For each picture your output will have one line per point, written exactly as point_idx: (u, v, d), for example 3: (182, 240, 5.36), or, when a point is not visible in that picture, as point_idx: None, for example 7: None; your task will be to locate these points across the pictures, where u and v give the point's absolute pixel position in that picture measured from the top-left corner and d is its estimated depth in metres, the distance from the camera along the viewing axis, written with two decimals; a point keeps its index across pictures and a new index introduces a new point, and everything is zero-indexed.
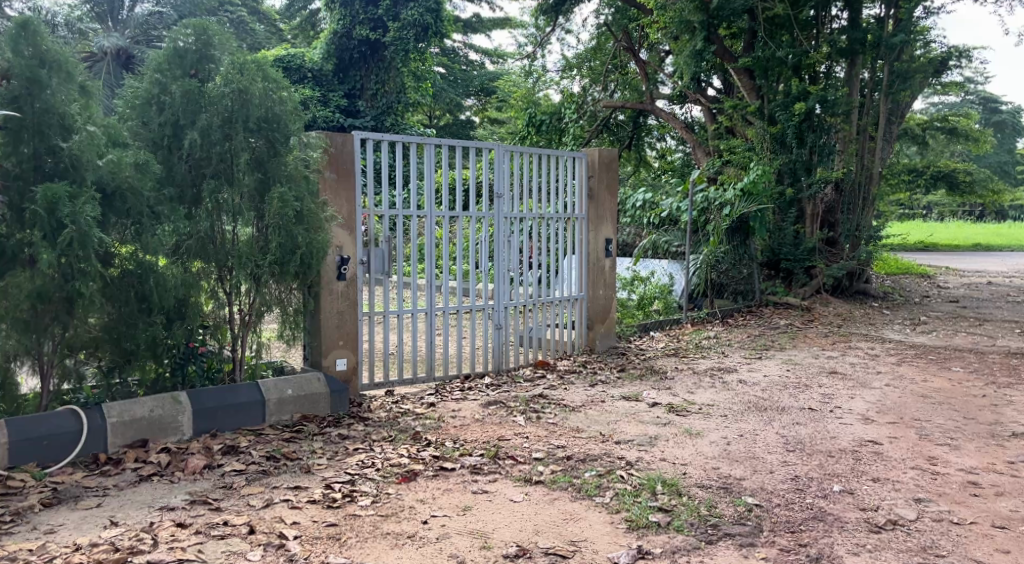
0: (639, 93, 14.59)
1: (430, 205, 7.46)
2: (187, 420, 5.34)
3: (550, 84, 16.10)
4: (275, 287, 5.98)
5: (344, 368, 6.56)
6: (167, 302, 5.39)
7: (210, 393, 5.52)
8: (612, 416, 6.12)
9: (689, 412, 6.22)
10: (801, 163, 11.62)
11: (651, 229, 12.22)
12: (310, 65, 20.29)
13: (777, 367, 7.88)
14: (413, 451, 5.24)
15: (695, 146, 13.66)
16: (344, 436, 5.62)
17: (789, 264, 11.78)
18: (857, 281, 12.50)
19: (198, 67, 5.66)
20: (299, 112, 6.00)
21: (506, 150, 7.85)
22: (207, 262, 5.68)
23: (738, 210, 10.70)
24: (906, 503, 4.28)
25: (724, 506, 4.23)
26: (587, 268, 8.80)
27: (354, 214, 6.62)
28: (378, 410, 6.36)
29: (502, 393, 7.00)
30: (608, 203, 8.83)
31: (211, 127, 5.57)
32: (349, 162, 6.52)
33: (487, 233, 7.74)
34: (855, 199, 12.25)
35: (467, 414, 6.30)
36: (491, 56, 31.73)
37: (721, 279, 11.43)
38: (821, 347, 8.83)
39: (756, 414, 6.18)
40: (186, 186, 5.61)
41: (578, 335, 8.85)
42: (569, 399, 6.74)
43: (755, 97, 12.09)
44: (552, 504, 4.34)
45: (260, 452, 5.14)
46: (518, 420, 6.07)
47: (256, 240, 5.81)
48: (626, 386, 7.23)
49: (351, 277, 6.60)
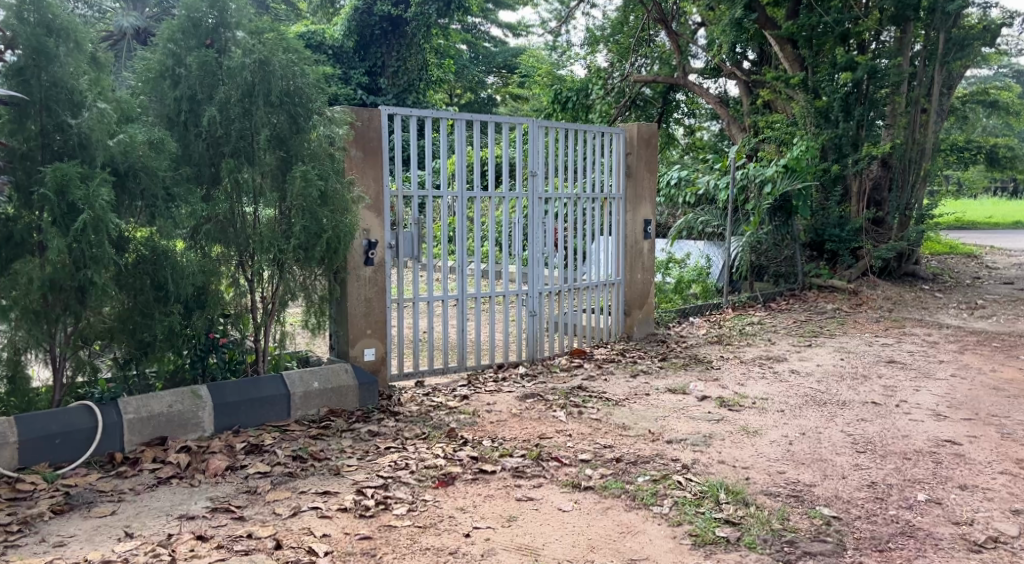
0: (671, 67, 14.04)
1: (462, 184, 7.03)
2: (208, 416, 4.99)
3: (576, 60, 15.60)
4: (300, 273, 5.59)
5: (372, 358, 6.22)
6: (186, 290, 5.01)
7: (232, 386, 5.17)
8: (660, 411, 5.71)
9: (742, 407, 5.79)
10: (847, 139, 11.01)
11: (687, 209, 11.82)
12: (331, 42, 19.66)
13: (830, 356, 7.42)
14: (449, 451, 4.84)
15: (729, 122, 13.12)
16: (374, 433, 5.25)
17: (834, 246, 11.24)
18: (906, 262, 11.93)
19: (214, 36, 5.22)
20: (322, 86, 5.58)
21: (539, 126, 7.42)
22: (228, 247, 5.30)
23: (780, 187, 10.24)
24: (1003, 516, 3.91)
25: (798, 518, 3.85)
26: (625, 250, 8.35)
27: (382, 194, 6.24)
28: (410, 404, 5.97)
29: (539, 384, 6.60)
30: (647, 181, 8.36)
31: (230, 102, 5.17)
32: (377, 140, 6.13)
33: (520, 214, 7.32)
34: (905, 176, 11.64)
35: (504, 407, 5.90)
36: (514, 30, 31.10)
37: (761, 261, 10.96)
38: (874, 334, 8.34)
39: (816, 409, 5.74)
40: (204, 164, 5.22)
41: (615, 322, 8.40)
42: (612, 392, 6.33)
43: (798, 69, 11.57)
44: (605, 514, 3.94)
45: (286, 452, 4.77)
46: (558, 415, 5.67)
47: (278, 222, 5.42)
48: (671, 377, 6.80)
49: (379, 261, 6.24)
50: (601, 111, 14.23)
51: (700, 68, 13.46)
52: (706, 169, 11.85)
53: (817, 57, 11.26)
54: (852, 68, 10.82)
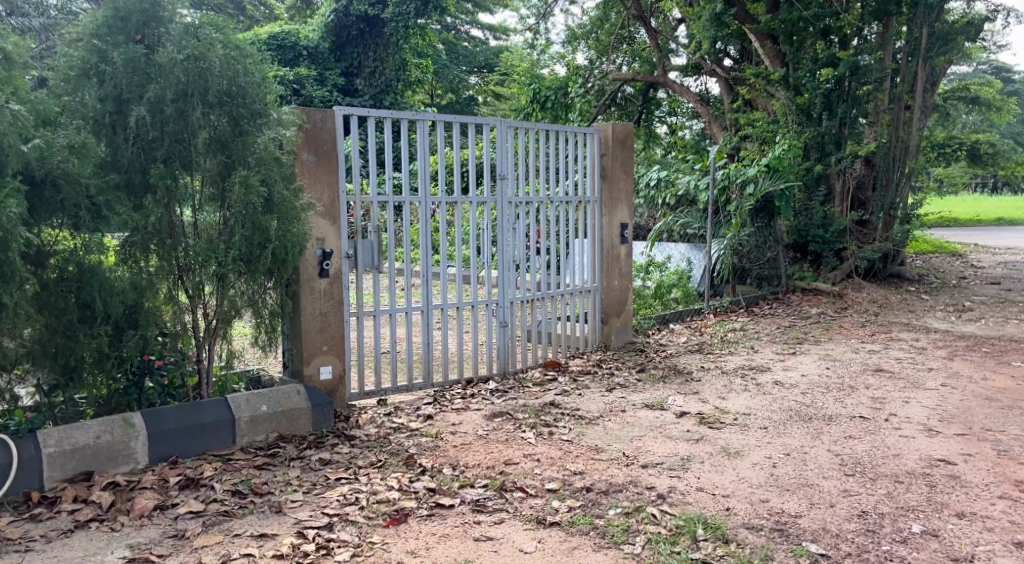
0: (650, 64, 13.73)
1: (426, 189, 6.59)
2: (142, 446, 4.58)
3: (556, 59, 15.27)
4: (245, 287, 5.18)
5: (329, 377, 5.81)
6: (114, 310, 4.62)
7: (170, 413, 4.76)
8: (635, 431, 5.34)
9: (723, 424, 5.43)
10: (830, 136, 10.74)
11: (667, 211, 11.52)
12: (306, 42, 19.26)
13: (815, 365, 7.06)
14: (405, 482, 4.45)
15: (710, 121, 12.78)
16: (326, 462, 4.85)
17: (818, 247, 10.94)
18: (892, 263, 11.63)
19: (144, 31, 4.79)
20: (267, 84, 5.18)
21: (508, 126, 7.01)
22: (166, 261, 4.89)
23: (762, 186, 10.02)
24: (1006, 550, 3.57)
25: (782, 558, 3.50)
26: (601, 254, 7.95)
27: (337, 201, 5.82)
28: (368, 426, 5.56)
29: (509, 401, 6.21)
30: (624, 183, 7.97)
31: (163, 102, 4.75)
32: (330, 143, 5.73)
33: (489, 219, 6.91)
34: (889, 174, 11.32)
35: (469, 428, 5.51)
36: (495, 32, 30.67)
37: (743, 263, 10.58)
38: (860, 340, 8.00)
39: (801, 425, 5.38)
40: (134, 172, 4.80)
41: (591, 330, 8.00)
42: (586, 408, 5.93)
43: (779, 65, 11.34)
44: (570, 556, 3.57)
45: (225, 486, 4.38)
46: (527, 437, 5.28)
47: (220, 233, 5.03)
48: (649, 391, 6.42)
49: (335, 273, 5.83)
50: (580, 110, 13.85)
51: (680, 65, 13.12)
52: (686, 169, 11.51)
53: (799, 53, 10.84)
54: (834, 64, 10.60)
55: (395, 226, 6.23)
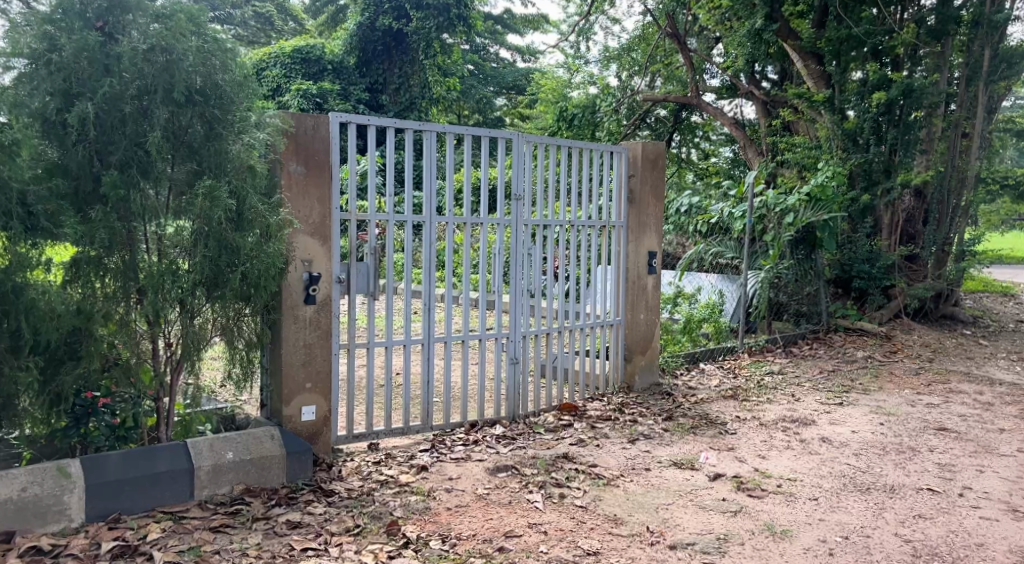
0: (683, 84, 12.98)
1: (433, 209, 5.81)
2: (76, 501, 3.94)
3: (587, 79, 14.67)
4: (214, 315, 4.53)
5: (311, 418, 5.08)
6: (47, 338, 3.98)
7: (116, 460, 4.12)
8: (661, 497, 4.56)
9: (764, 491, 4.63)
10: (878, 164, 9.90)
11: (698, 238, 10.78)
12: (331, 57, 18.72)
13: (867, 418, 6.21)
14: (383, 558, 3.76)
15: (745, 145, 12.01)
16: (294, 524, 4.14)
17: (864, 283, 10.09)
18: (945, 303, 10.73)
19: (107, 18, 4.15)
20: (250, 84, 4.54)
21: (527, 141, 6.26)
22: (119, 282, 4.23)
23: (803, 216, 9.26)
24: None
25: None
26: (625, 285, 7.17)
27: (328, 218, 5.12)
28: (352, 478, 4.83)
29: (517, 451, 5.45)
30: (654, 208, 7.19)
31: (120, 100, 4.12)
32: (323, 153, 5.05)
33: (502, 244, 6.16)
34: (942, 208, 10.47)
35: (467, 485, 4.76)
36: (522, 54, 30.13)
37: (781, 298, 9.86)
38: (916, 391, 7.11)
39: (858, 496, 4.56)
40: (85, 179, 4.15)
41: (612, 368, 7.19)
42: (604, 464, 5.15)
43: (824, 85, 10.47)
44: None
45: (167, 557, 3.72)
46: (533, 499, 4.51)
47: (183, 253, 4.37)
48: (678, 444, 5.62)
49: (322, 300, 5.11)
50: (610, 130, 13.12)
51: (716, 86, 12.40)
52: (720, 196, 10.74)
53: (845, 74, 10.16)
54: (885, 85, 9.74)
55: (410, 246, 5.53)
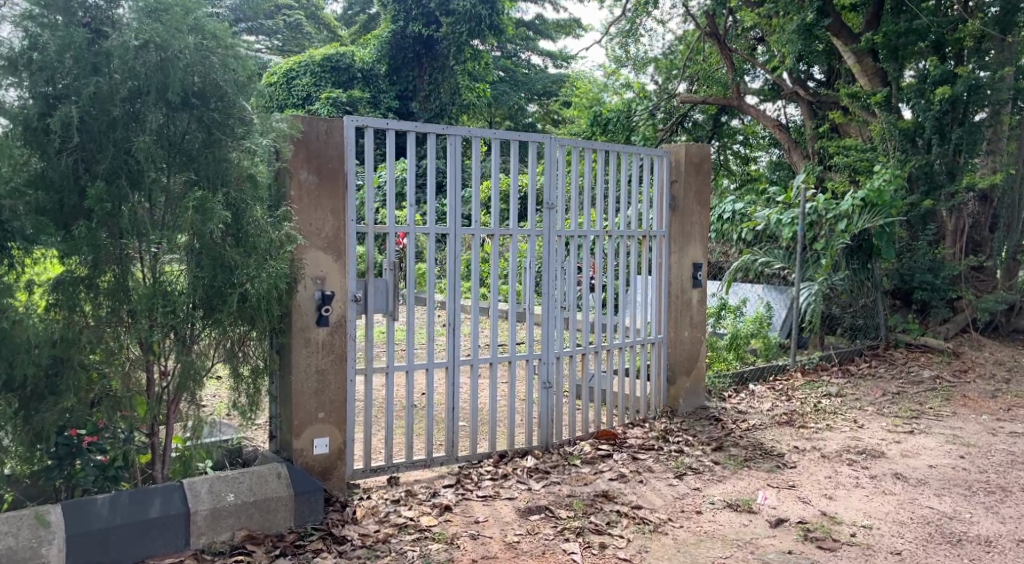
0: (722, 86, 12.38)
1: (458, 219, 5.30)
2: (56, 553, 3.48)
3: (624, 83, 14.10)
4: (216, 340, 4.09)
5: (325, 452, 4.60)
6: (23, 372, 3.53)
7: (102, 505, 3.65)
8: (716, 548, 4.00)
9: (836, 542, 4.04)
10: (941, 167, 9.19)
11: (743, 247, 10.14)
12: (361, 64, 18.18)
13: (944, 450, 5.57)
14: None
15: (791, 149, 11.35)
16: None
17: (925, 295, 9.39)
18: (1016, 316, 9.99)
19: (94, 13, 3.71)
20: (253, 85, 4.08)
21: (560, 144, 5.72)
22: (106, 307, 3.79)
23: (858, 224, 8.60)
24: None
25: None
26: (667, 300, 6.59)
27: (342, 231, 4.65)
28: (367, 521, 4.35)
29: (551, 487, 4.92)
30: (698, 216, 6.61)
31: (109, 103, 3.68)
32: (336, 160, 4.59)
33: (533, 257, 5.62)
34: (1011, 213, 9.74)
35: (496, 530, 4.24)
36: (554, 59, 29.55)
37: (833, 310, 9.05)
38: (995, 417, 6.45)
39: (946, 549, 3.95)
40: (67, 192, 3.68)
41: (655, 390, 6.60)
42: (649, 504, 4.61)
43: (878, 83, 9.82)
44: None
45: None
46: (570, 550, 3.98)
47: (177, 272, 3.91)
48: (732, 480, 5.05)
49: (336, 321, 4.63)
50: (645, 135, 12.48)
51: (759, 89, 11.80)
52: (765, 202, 10.19)
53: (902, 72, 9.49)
54: (948, 81, 9.04)
55: (433, 258, 5.03)
